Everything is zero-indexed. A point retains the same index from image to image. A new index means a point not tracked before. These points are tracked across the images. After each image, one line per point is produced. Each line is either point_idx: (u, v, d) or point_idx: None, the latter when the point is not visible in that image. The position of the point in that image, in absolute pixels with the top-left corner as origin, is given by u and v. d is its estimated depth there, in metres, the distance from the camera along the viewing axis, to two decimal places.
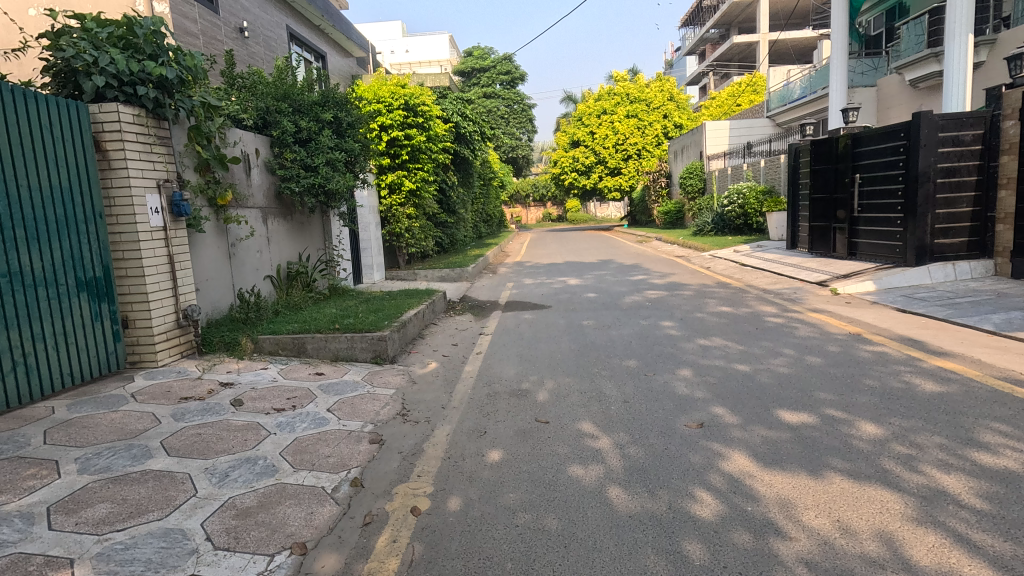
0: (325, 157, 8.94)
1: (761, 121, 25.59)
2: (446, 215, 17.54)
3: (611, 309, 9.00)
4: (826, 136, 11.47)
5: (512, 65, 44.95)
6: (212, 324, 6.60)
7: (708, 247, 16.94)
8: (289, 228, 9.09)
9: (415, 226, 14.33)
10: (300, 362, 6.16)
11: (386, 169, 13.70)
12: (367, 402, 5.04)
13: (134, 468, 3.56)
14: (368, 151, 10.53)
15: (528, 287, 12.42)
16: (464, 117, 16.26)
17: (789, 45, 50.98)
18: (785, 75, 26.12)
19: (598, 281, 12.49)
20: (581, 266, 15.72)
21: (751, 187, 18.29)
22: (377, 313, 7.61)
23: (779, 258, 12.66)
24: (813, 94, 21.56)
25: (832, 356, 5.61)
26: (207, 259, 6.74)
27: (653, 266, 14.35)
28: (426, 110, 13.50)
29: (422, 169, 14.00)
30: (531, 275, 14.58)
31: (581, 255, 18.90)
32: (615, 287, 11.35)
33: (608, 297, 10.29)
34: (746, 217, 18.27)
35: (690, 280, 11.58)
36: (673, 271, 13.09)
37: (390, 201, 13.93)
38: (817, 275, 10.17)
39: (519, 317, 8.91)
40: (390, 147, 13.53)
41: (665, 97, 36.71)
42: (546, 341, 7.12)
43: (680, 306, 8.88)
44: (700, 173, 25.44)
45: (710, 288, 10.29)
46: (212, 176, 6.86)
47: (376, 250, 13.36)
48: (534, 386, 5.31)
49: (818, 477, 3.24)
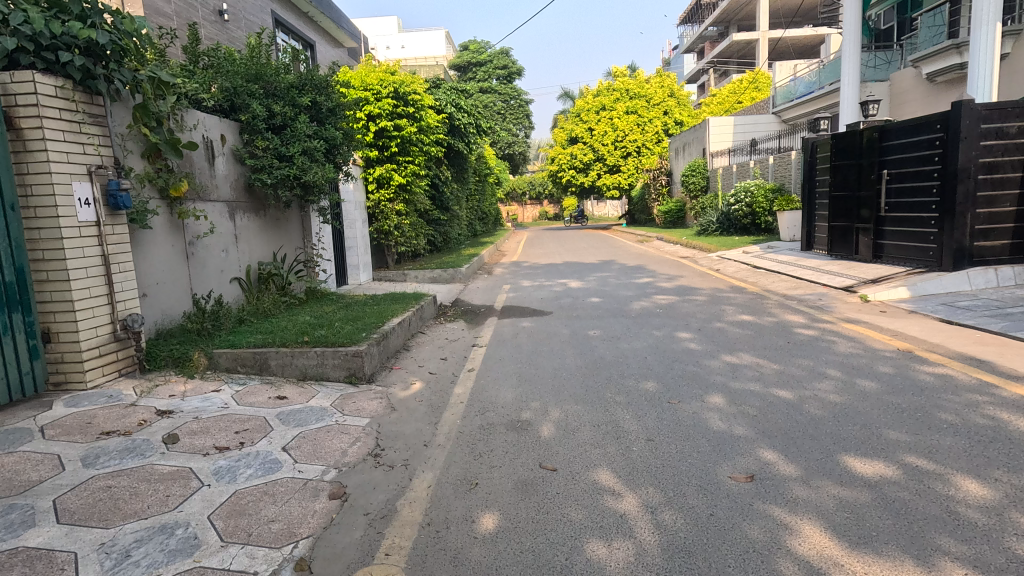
0: (301, 146, 8.01)
1: (767, 117, 24.68)
2: (439, 213, 16.58)
3: (619, 317, 8.12)
4: (848, 129, 10.63)
5: (508, 60, 44.02)
6: (161, 336, 5.70)
7: (716, 248, 16.08)
8: (261, 225, 8.18)
9: (405, 224, 13.39)
10: (261, 382, 5.25)
11: (374, 163, 12.76)
12: (334, 437, 4.14)
13: (2, 546, 2.65)
14: (352, 141, 9.61)
15: (526, 290, 11.52)
16: (458, 108, 15.34)
17: (790, 43, 50.27)
18: (792, 69, 25.19)
19: (602, 284, 11.59)
20: (582, 267, 14.84)
21: (759, 184, 17.39)
22: (357, 322, 6.71)
23: (794, 261, 11.82)
24: (821, 90, 20.76)
25: (888, 380, 4.75)
26: (156, 260, 5.83)
27: (659, 268, 13.49)
28: (417, 98, 12.60)
29: (413, 162, 13.08)
30: (530, 276, 13.68)
31: (581, 255, 18.03)
32: (621, 291, 10.47)
33: (614, 303, 9.41)
34: (754, 216, 17.41)
35: (701, 283, 10.73)
36: (681, 274, 12.23)
37: (378, 196, 12.99)
38: (841, 280, 9.34)
39: (517, 325, 8.01)
40: (378, 138, 12.60)
41: (665, 93, 35.83)
42: (547, 355, 6.24)
43: (695, 314, 8.01)
44: (703, 171, 24.39)
45: (724, 294, 9.43)
46: (164, 163, 5.96)
47: (362, 249, 12.43)
48: (536, 416, 4.42)
49: (929, 570, 2.38)
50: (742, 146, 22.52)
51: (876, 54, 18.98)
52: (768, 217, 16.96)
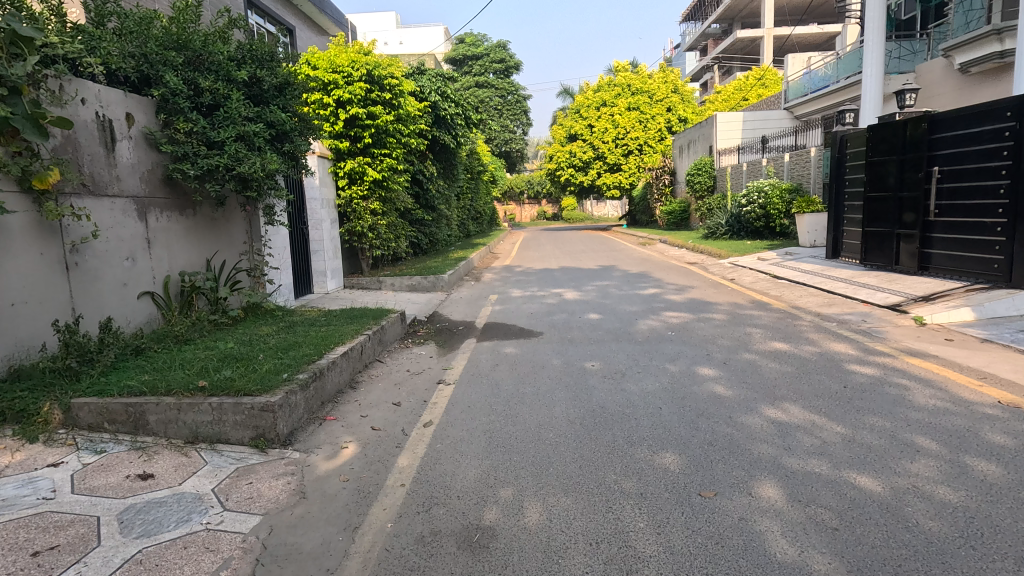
0: (234, 128, 6.55)
1: (778, 112, 23.21)
2: (424, 212, 15.12)
3: (624, 342, 6.67)
4: (887, 120, 9.21)
5: (506, 53, 42.50)
6: (10, 378, 4.24)
7: (727, 253, 14.62)
8: (189, 227, 6.73)
9: (382, 225, 11.92)
10: (132, 447, 3.81)
11: (345, 155, 11.31)
12: (188, 559, 2.69)
13: None
14: (307, 127, 8.16)
15: (515, 301, 10.10)
16: (443, 97, 13.93)
17: (796, 40, 48.85)
18: (805, 62, 23.72)
19: (602, 295, 10.14)
20: (580, 274, 13.37)
21: (773, 183, 15.89)
22: (288, 352, 5.26)
23: (821, 271, 10.38)
24: (837, 83, 19.39)
25: (1014, 462, 3.29)
26: (9, 275, 4.37)
27: (666, 276, 12.06)
28: (393, 84, 11.21)
29: (390, 155, 11.66)
30: (520, 284, 12.25)
31: (578, 260, 16.58)
32: (624, 306, 9.03)
33: (616, 321, 7.96)
34: (767, 219, 15.96)
35: (716, 297, 9.30)
36: (691, 284, 10.78)
37: (349, 193, 11.49)
38: (884, 297, 7.90)
39: (498, 352, 6.57)
40: (350, 128, 11.16)
41: (668, 89, 34.26)
42: (531, 400, 4.79)
43: (716, 340, 6.56)
44: (709, 170, 23.10)
45: (746, 312, 7.99)
46: (25, 146, 4.51)
47: (331, 252, 11.01)
48: (506, 521, 2.97)
49: None
50: (752, 143, 21.10)
51: (901, 44, 17.51)
52: (783, 220, 15.49)
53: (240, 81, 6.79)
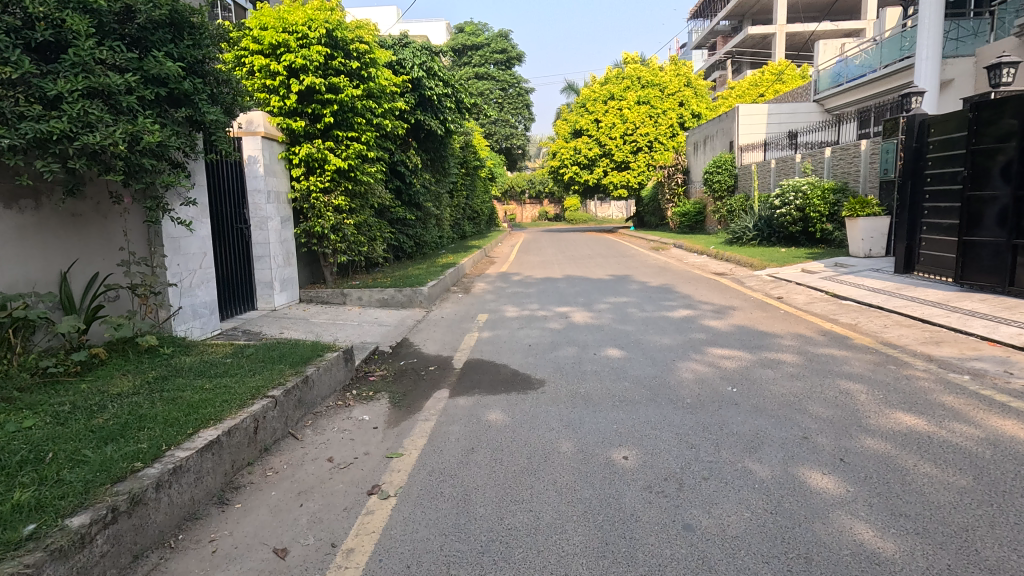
0: (84, 78, 4.36)
1: (807, 105, 21.09)
2: (406, 211, 12.93)
3: (665, 406, 4.48)
4: (1001, 99, 7.05)
5: (508, 43, 40.30)
6: None
7: (761, 264, 12.40)
8: (19, 227, 4.56)
9: (348, 224, 9.69)
10: None
11: (300, 138, 9.11)
12: None
13: None
14: (221, 90, 6.00)
15: (509, 325, 7.93)
16: (428, 74, 11.85)
17: (811, 38, 46.62)
18: (839, 48, 21.42)
19: (620, 319, 7.94)
20: (588, 287, 11.16)
21: (813, 182, 13.60)
22: (107, 445, 3.04)
23: (897, 291, 8.18)
24: (880, 71, 17.54)
25: None
26: None
27: (695, 292, 9.90)
28: (362, 49, 9.14)
29: (358, 138, 9.51)
30: (517, 298, 10.11)
31: (585, 267, 14.37)
32: (651, 336, 6.85)
33: (646, 363, 5.76)
34: (806, 223, 13.79)
35: (772, 326, 7.12)
36: (731, 305, 8.57)
37: (306, 185, 9.27)
38: (1017, 336, 5.72)
39: (478, 418, 4.39)
40: (306, 104, 9.01)
41: (681, 82, 31.97)
42: (523, 559, 2.60)
43: (804, 407, 4.36)
44: (730, 166, 20.72)
45: (825, 353, 5.81)
46: None
47: (281, 258, 8.85)
48: None
49: None
50: (779, 139, 19.01)
51: (960, 23, 14.99)
52: (825, 225, 13.25)
53: (103, 10, 4.60)
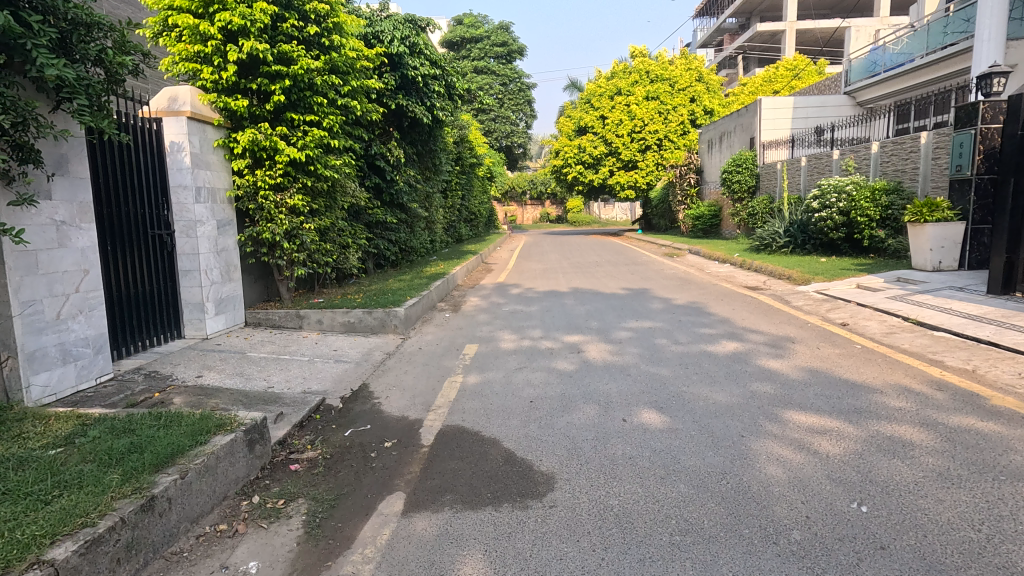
0: None
1: (837, 97, 19.23)
2: (388, 213, 11.10)
3: (763, 553, 2.63)
4: None
5: (510, 36, 38.46)
6: None
7: (803, 277, 10.53)
8: None
9: (307, 230, 7.82)
10: None
11: (244, 122, 7.27)
12: None
13: None
14: (83, 41, 4.09)
15: (505, 363, 6.07)
16: (412, 51, 10.04)
17: (823, 33, 44.79)
18: (873, 36, 19.52)
19: (650, 357, 6.08)
20: (601, 305, 9.30)
21: (859, 183, 11.76)
22: None
23: (1008, 321, 6.32)
24: (923, 59, 15.70)
25: None
26: None
27: (735, 315, 8.02)
28: (322, 11, 7.31)
29: (319, 122, 7.67)
30: (515, 321, 8.25)
31: (594, 279, 12.51)
32: (698, 389, 4.99)
33: (704, 440, 3.91)
34: (849, 229, 11.95)
35: (859, 373, 5.27)
36: (788, 336, 6.71)
37: (252, 180, 7.40)
38: None
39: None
40: (252, 79, 7.16)
41: (692, 77, 30.10)
42: None
43: (1009, 561, 2.52)
44: (751, 165, 18.88)
45: (966, 428, 3.95)
46: None
47: (217, 273, 7.01)
48: None
49: None
50: (805, 135, 17.17)
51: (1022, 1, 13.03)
52: (875, 231, 11.37)
53: None
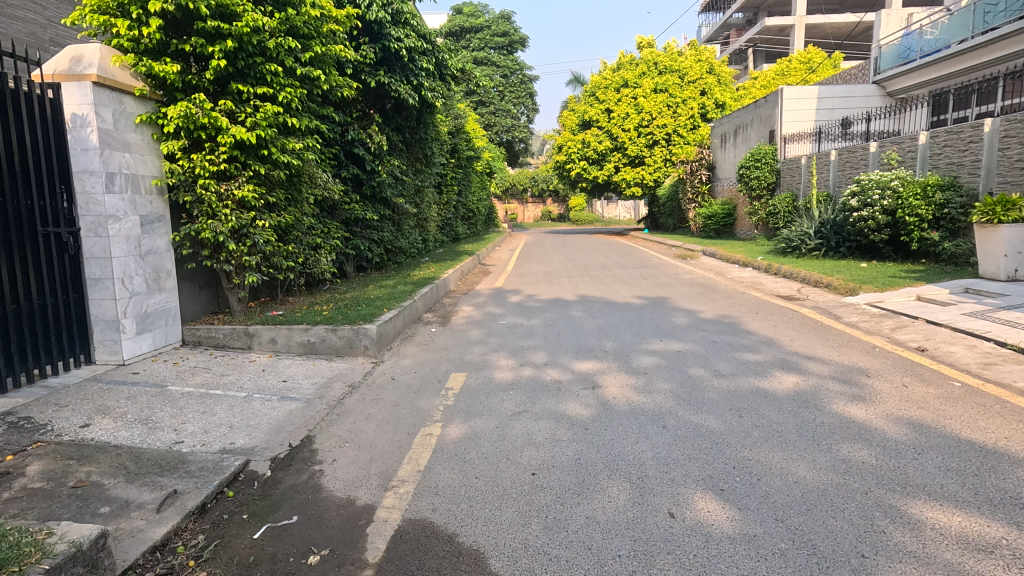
0: None
1: (864, 87, 17.72)
2: (368, 209, 9.67)
3: None
4: None
5: (511, 26, 36.97)
6: None
7: (847, 285, 9.07)
8: None
9: (261, 228, 6.39)
10: None
11: (177, 94, 5.84)
12: None
13: None
14: None
15: (497, 404, 4.62)
16: (395, 20, 8.59)
17: (834, 28, 43.34)
18: (904, 21, 18.09)
19: (688, 398, 4.64)
20: (616, 318, 7.84)
21: (905, 178, 10.30)
22: None
23: None
24: (965, 44, 14.26)
25: None
26: None
27: (781, 335, 6.57)
28: None
29: (275, 97, 6.23)
30: (512, 340, 6.80)
31: (603, 285, 11.06)
32: (768, 455, 3.55)
33: (808, 568, 2.46)
34: (895, 230, 10.55)
35: (984, 430, 3.83)
36: (860, 368, 5.26)
37: (188, 166, 5.95)
38: None
39: None
40: (185, 39, 5.71)
41: (702, 68, 28.66)
42: None
43: None
44: (772, 161, 17.38)
45: None
46: None
47: (140, 281, 5.58)
48: None
49: None
50: (831, 127, 15.78)
51: None
52: (927, 232, 9.94)
53: None
